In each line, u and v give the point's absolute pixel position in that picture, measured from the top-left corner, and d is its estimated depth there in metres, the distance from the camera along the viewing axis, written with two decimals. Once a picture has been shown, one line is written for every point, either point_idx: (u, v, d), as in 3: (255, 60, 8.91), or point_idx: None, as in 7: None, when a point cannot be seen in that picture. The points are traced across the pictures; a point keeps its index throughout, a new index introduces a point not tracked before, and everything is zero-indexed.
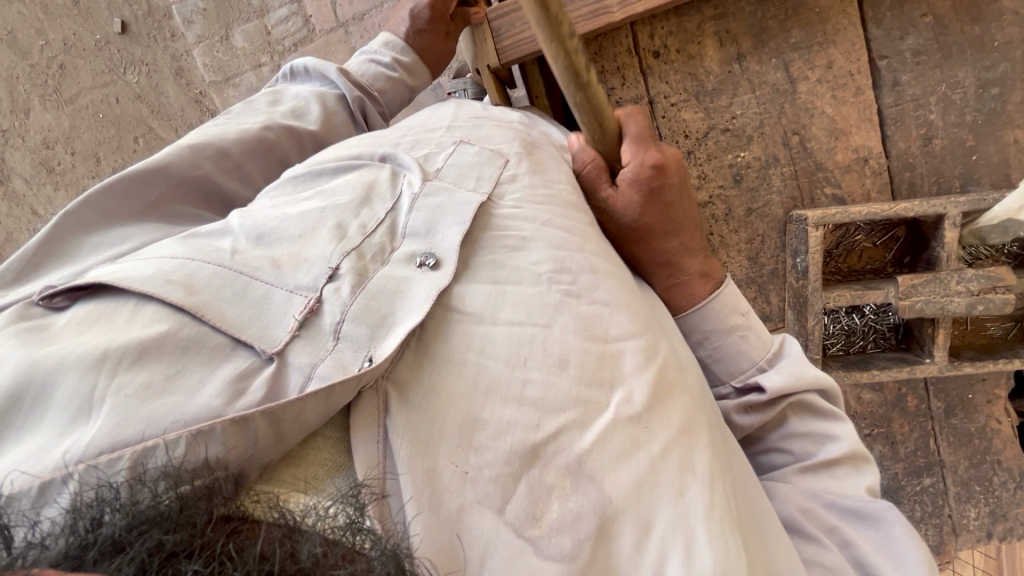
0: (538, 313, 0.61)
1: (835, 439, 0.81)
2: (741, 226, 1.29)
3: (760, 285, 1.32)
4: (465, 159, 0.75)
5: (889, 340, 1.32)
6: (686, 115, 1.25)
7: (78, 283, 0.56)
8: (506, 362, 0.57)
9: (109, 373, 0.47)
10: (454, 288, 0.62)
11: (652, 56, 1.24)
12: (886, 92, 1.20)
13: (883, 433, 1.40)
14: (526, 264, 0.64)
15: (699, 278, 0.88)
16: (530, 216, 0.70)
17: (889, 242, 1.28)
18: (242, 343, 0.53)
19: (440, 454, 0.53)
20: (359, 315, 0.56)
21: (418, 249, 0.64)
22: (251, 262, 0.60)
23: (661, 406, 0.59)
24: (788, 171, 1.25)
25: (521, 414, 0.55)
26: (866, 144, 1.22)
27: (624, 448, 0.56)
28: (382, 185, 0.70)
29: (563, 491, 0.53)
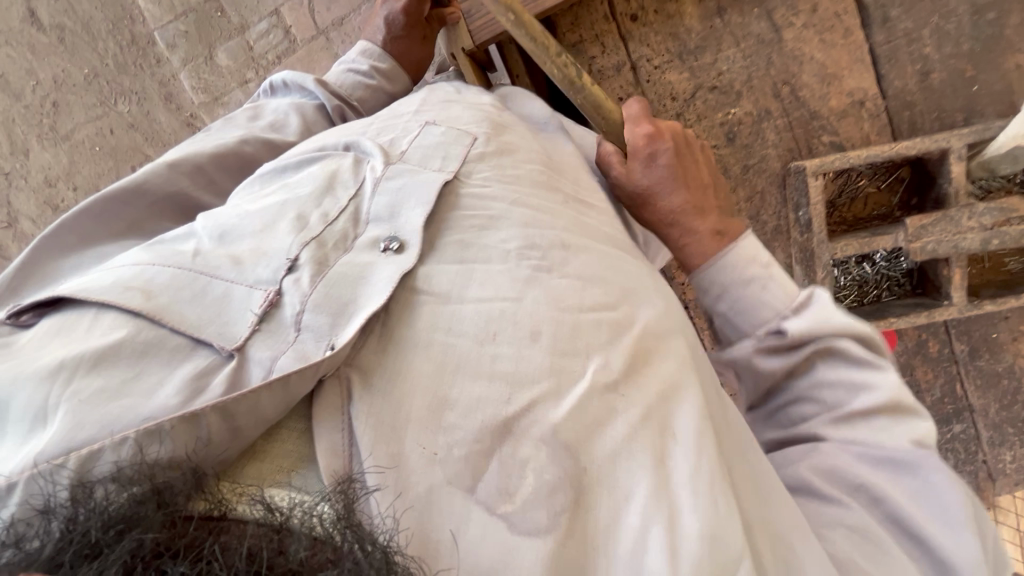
0: (507, 289, 0.59)
1: (869, 391, 0.73)
2: (739, 185, 1.26)
3: (764, 243, 1.29)
4: (431, 140, 0.73)
5: (904, 287, 1.28)
6: (670, 77, 1.22)
7: (42, 298, 0.54)
8: (475, 339, 0.55)
9: (65, 381, 0.45)
10: (419, 270, 0.60)
11: (630, 20, 1.21)
12: (877, 31, 1.15)
13: (907, 383, 1.36)
14: (493, 243, 0.63)
15: (711, 236, 0.87)
16: (496, 195, 0.68)
17: (895, 184, 1.23)
18: (201, 342, 0.51)
19: (407, 437, 0.51)
20: (320, 304, 0.54)
21: (381, 235, 0.62)
22: (213, 262, 0.58)
23: (639, 373, 0.58)
24: (781, 123, 1.21)
25: (491, 390, 0.53)
26: (860, 87, 1.18)
27: (601, 415, 0.54)
28: (345, 175, 0.68)
29: (538, 463, 0.52)
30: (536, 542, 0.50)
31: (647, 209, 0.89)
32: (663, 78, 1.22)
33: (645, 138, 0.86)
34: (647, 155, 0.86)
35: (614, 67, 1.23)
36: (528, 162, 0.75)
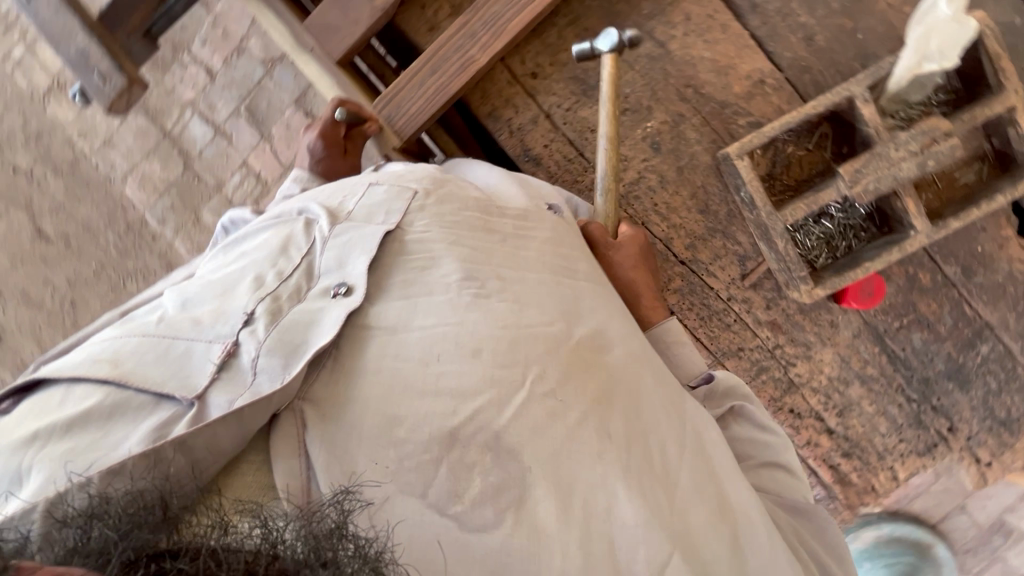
0: (449, 316, 0.72)
1: (769, 445, 0.95)
2: (679, 187, 1.32)
3: (723, 230, 1.32)
4: (376, 198, 0.84)
5: (871, 230, 1.28)
6: (581, 113, 1.32)
7: (18, 386, 0.65)
8: (420, 362, 0.69)
9: (52, 440, 0.58)
10: (368, 309, 0.73)
11: (531, 77, 1.32)
12: (751, 16, 1.26)
13: (916, 320, 1.33)
14: (435, 279, 0.76)
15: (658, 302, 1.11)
16: (438, 237, 0.80)
17: (823, 139, 1.26)
18: (164, 397, 0.62)
19: (360, 454, 0.64)
20: (274, 348, 0.66)
21: (331, 283, 0.74)
22: (175, 326, 0.69)
23: (575, 379, 0.74)
24: (697, 121, 1.29)
25: (439, 403, 0.67)
26: (755, 68, 1.26)
27: (540, 420, 0.69)
28: (297, 237, 0.79)
29: (484, 466, 0.66)
30: (484, 536, 0.64)
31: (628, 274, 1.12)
32: (578, 116, 1.32)
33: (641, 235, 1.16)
34: (639, 243, 1.15)
35: (531, 119, 1.33)
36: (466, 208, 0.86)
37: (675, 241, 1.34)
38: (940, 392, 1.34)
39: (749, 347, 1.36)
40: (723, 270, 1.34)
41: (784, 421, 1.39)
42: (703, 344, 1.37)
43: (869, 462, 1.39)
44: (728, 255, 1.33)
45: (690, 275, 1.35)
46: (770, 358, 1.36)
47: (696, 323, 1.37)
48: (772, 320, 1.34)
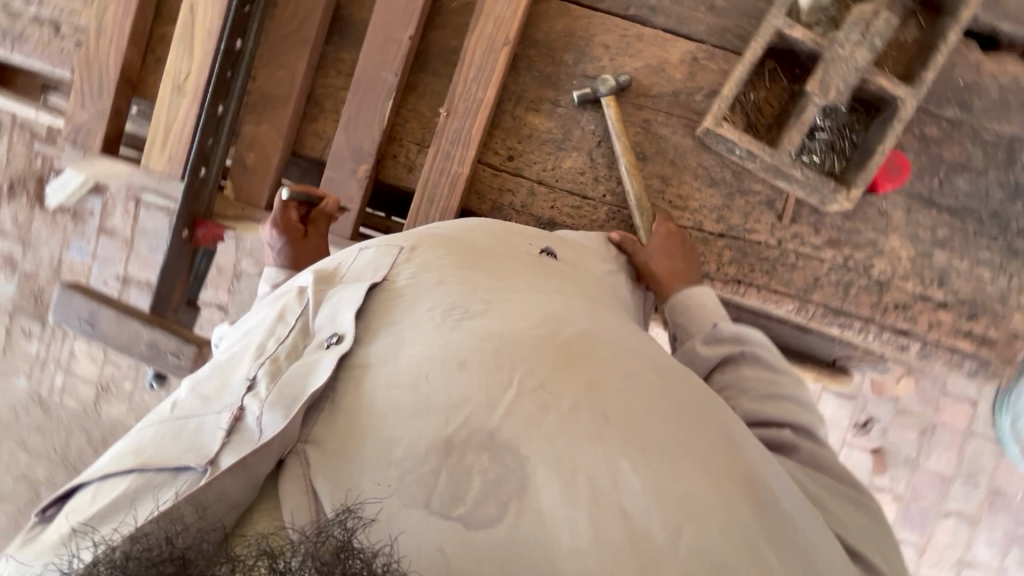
0: (435, 338, 0.79)
1: (783, 380, 1.00)
2: (680, 175, 1.40)
3: (738, 189, 1.39)
4: (365, 260, 0.94)
5: (862, 118, 1.34)
6: (566, 165, 1.42)
7: (58, 493, 0.74)
8: (410, 387, 0.74)
9: (92, 528, 0.68)
10: (358, 350, 0.80)
11: (509, 160, 1.43)
12: (655, 17, 1.39)
13: (950, 168, 1.36)
14: (418, 314, 0.83)
15: (680, 274, 1.26)
16: (422, 279, 0.88)
17: (774, 72, 1.35)
18: (182, 468, 0.71)
19: (363, 479, 0.69)
20: (276, 403, 0.74)
21: (324, 336, 0.82)
22: (188, 407, 0.78)
23: (575, 366, 0.78)
24: (662, 117, 1.40)
25: (430, 418, 0.72)
26: (684, 52, 1.39)
27: (537, 409, 0.73)
28: (290, 299, 0.88)
29: (482, 463, 0.70)
30: (490, 531, 0.66)
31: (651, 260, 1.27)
32: (564, 168, 1.42)
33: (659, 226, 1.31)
34: (660, 233, 1.30)
35: (528, 193, 1.43)
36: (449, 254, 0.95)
37: (705, 220, 1.40)
38: (1016, 215, 1.35)
39: (825, 274, 1.38)
40: (761, 221, 1.39)
41: (898, 318, 1.37)
42: (784, 293, 1.39)
43: (997, 310, 1.35)
44: (756, 206, 1.39)
45: (735, 240, 1.39)
46: (848, 271, 1.38)
47: (766, 278, 1.39)
48: (828, 239, 1.38)
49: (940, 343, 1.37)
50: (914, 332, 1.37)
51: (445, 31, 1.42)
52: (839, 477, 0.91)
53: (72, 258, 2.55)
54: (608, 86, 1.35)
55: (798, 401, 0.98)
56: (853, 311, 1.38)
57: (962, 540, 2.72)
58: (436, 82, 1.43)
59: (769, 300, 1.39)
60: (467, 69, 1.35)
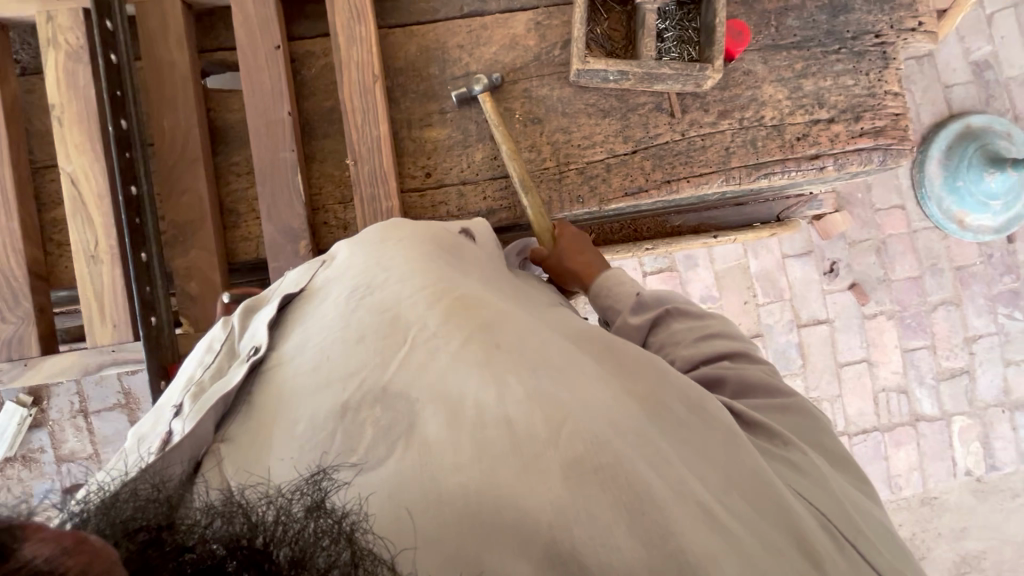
0: (335, 324, 0.86)
1: (707, 324, 1.11)
2: (577, 119, 1.52)
3: (628, 108, 1.52)
4: (290, 279, 1.07)
5: (691, 7, 1.52)
6: (478, 157, 1.51)
7: None
8: (314, 369, 0.81)
9: None
10: (271, 354, 0.88)
11: (428, 177, 1.50)
12: (489, 5, 1.53)
13: (778, 13, 1.56)
14: (324, 311, 0.91)
15: (589, 266, 1.37)
16: (330, 283, 0.97)
17: (606, 4, 1.50)
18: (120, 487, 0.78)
19: (271, 458, 0.74)
20: (195, 411, 0.82)
21: (245, 352, 0.92)
22: (136, 440, 0.88)
23: (472, 309, 0.85)
24: (536, 80, 1.52)
25: (330, 387, 0.78)
26: (526, 21, 1.53)
27: (436, 350, 0.79)
28: (217, 335, 1.01)
29: (375, 408, 0.75)
30: (379, 469, 0.70)
31: (560, 259, 1.40)
32: (478, 160, 1.51)
33: (566, 231, 1.44)
34: (567, 236, 1.42)
35: (458, 196, 1.50)
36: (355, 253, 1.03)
37: (615, 145, 1.52)
38: (845, 25, 1.56)
39: (731, 141, 1.53)
40: (660, 124, 1.52)
41: (805, 147, 1.53)
42: (708, 172, 1.52)
43: (872, 104, 1.55)
44: (649, 114, 1.53)
45: (648, 149, 1.52)
46: (748, 130, 1.53)
47: (688, 167, 1.52)
48: (719, 112, 1.53)
49: (847, 151, 1.54)
50: (823, 152, 1.54)
51: (316, 96, 1.50)
52: (770, 392, 0.99)
53: None
54: (482, 84, 1.46)
55: (726, 337, 1.08)
56: (769, 159, 1.53)
57: (958, 323, 3.06)
58: (330, 142, 1.49)
59: (701, 184, 1.52)
60: (353, 116, 1.42)
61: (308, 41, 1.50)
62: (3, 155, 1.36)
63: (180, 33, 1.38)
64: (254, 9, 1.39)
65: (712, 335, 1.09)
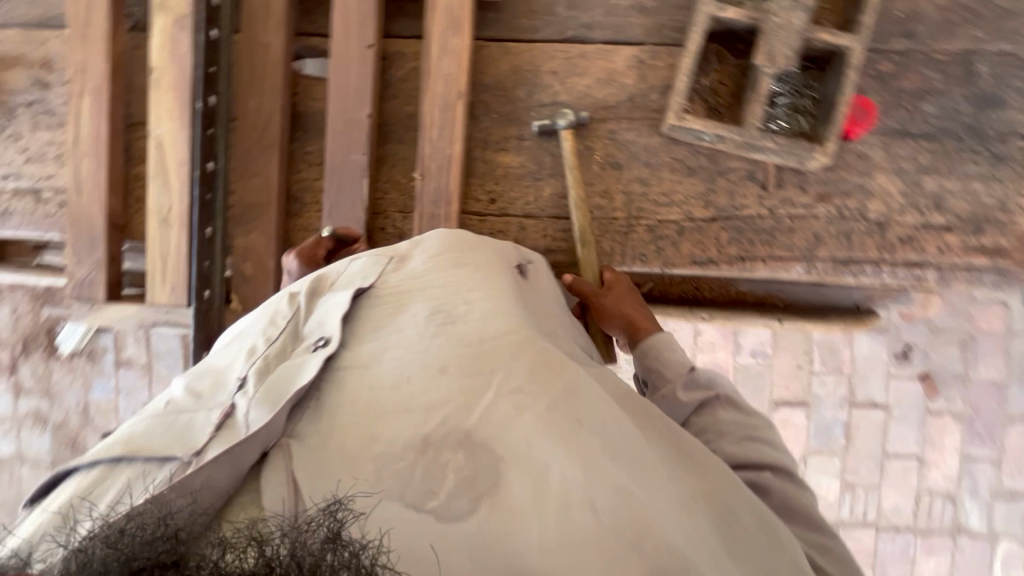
0: (417, 346, 0.85)
1: (759, 424, 1.02)
2: (659, 173, 1.42)
3: (718, 171, 1.41)
4: (356, 266, 1.05)
5: (816, 74, 1.37)
6: (547, 193, 1.45)
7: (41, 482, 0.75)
8: (391, 387, 0.80)
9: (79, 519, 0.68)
10: (344, 352, 0.86)
11: (491, 204, 1.45)
12: (593, 33, 1.44)
13: (914, 96, 1.38)
14: (404, 322, 0.90)
15: (638, 321, 1.28)
16: (405, 292, 0.97)
17: (720, 54, 1.38)
18: (168, 457, 0.74)
19: (346, 473, 0.72)
20: (263, 399, 0.78)
21: (312, 341, 0.88)
22: (178, 404, 0.82)
23: (549, 369, 0.84)
24: (625, 123, 1.43)
25: (412, 414, 0.77)
26: (628, 58, 1.43)
27: (517, 404, 0.78)
28: (281, 306, 0.98)
29: (457, 456, 0.73)
30: (461, 523, 0.68)
31: (608, 304, 1.30)
32: (546, 196, 1.45)
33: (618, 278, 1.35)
34: (620, 284, 1.33)
35: (518, 229, 1.45)
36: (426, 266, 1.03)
37: (694, 209, 1.41)
38: (991, 123, 1.36)
39: (823, 229, 1.39)
40: (747, 196, 1.40)
41: (908, 252, 1.37)
42: (789, 257, 1.40)
43: (999, 219, 1.36)
44: (739, 182, 1.40)
45: (728, 220, 1.41)
46: (845, 220, 1.39)
47: (768, 248, 1.40)
48: (818, 195, 1.39)
49: (955, 266, 1.37)
50: (927, 261, 1.37)
51: (399, 99, 1.47)
52: (811, 525, 0.92)
53: (98, 398, 2.42)
54: (568, 120, 1.38)
55: (775, 445, 0.99)
56: (862, 257, 1.39)
57: None
58: (403, 148, 1.47)
59: (778, 268, 1.40)
60: (430, 130, 1.38)
61: (402, 42, 1.46)
62: (102, 109, 1.42)
63: (280, 18, 1.38)
64: (355, 3, 1.37)
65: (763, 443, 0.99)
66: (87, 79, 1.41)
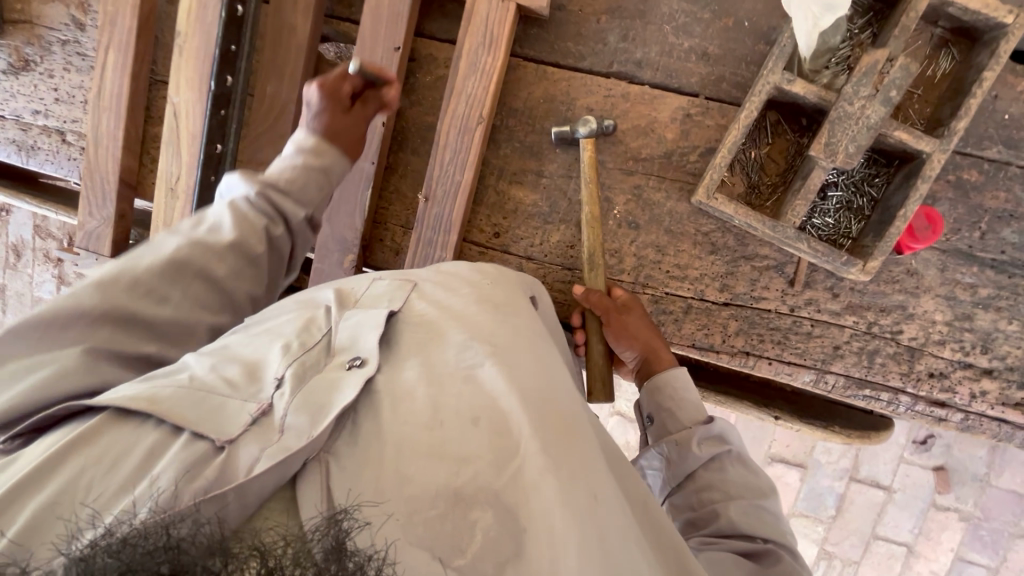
0: (449, 387, 0.74)
1: (763, 488, 0.99)
2: (679, 244, 1.30)
3: (744, 254, 1.28)
4: (381, 286, 0.93)
5: (883, 171, 1.19)
6: (554, 239, 1.35)
7: (51, 416, 0.68)
8: (421, 425, 0.70)
9: (88, 493, 0.59)
10: (377, 371, 0.75)
11: (494, 238, 1.38)
12: (642, 72, 1.28)
13: (993, 217, 1.19)
14: (439, 351, 0.79)
15: (655, 351, 1.20)
16: (441, 312, 0.86)
17: (777, 125, 1.22)
18: (200, 435, 0.65)
19: (379, 506, 0.63)
20: (301, 406, 0.69)
21: (345, 358, 0.76)
22: (208, 382, 0.72)
23: (572, 443, 0.72)
24: (654, 180, 1.30)
25: (440, 462, 0.66)
26: (675, 108, 1.28)
27: (551, 469, 0.67)
28: (318, 314, 0.86)
29: (484, 519, 0.63)
30: None
31: (627, 329, 1.21)
32: (552, 242, 1.35)
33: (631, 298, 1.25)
34: (635, 306, 1.24)
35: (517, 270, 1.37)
36: (462, 290, 0.92)
37: (707, 290, 1.30)
38: None
39: (845, 342, 1.26)
40: (769, 289, 1.27)
41: (934, 389, 1.23)
42: (798, 363, 1.28)
43: None
44: (763, 271, 1.27)
45: (742, 309, 1.29)
46: (872, 338, 1.25)
47: (778, 348, 1.29)
48: (848, 304, 1.25)
49: (985, 415, 1.23)
50: (954, 402, 1.23)
51: (422, 106, 1.37)
52: None
53: None
54: (588, 127, 1.22)
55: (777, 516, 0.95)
56: (879, 381, 1.26)
57: None
58: (417, 160, 1.39)
59: (783, 372, 1.29)
60: (443, 151, 1.29)
61: (435, 44, 1.35)
62: (125, 65, 1.39)
63: (310, 1, 1.29)
64: None
65: (765, 510, 0.95)
66: (115, 32, 1.38)
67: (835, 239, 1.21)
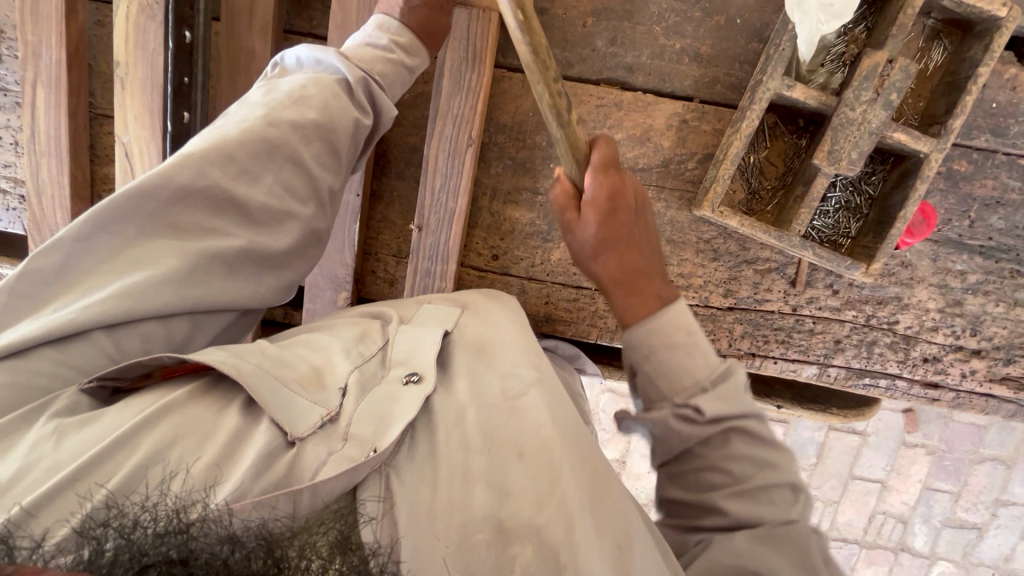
0: (497, 416, 0.75)
1: (777, 467, 0.81)
2: (681, 253, 1.29)
3: (746, 258, 1.27)
4: (433, 311, 0.93)
5: (879, 169, 1.20)
6: (556, 257, 1.32)
7: (129, 368, 0.69)
8: (474, 451, 0.71)
9: (171, 461, 0.61)
10: (435, 395, 0.76)
11: (493, 260, 1.34)
12: (632, 76, 1.22)
13: (982, 205, 1.21)
14: (487, 380, 0.80)
15: (642, 291, 0.95)
16: (488, 344, 0.86)
17: (775, 128, 1.20)
18: (277, 424, 0.66)
19: (430, 532, 0.64)
20: (363, 417, 0.70)
21: (403, 372, 0.77)
22: (277, 368, 0.73)
23: (606, 485, 0.71)
24: (653, 190, 1.27)
25: (488, 491, 0.67)
26: (669, 115, 1.23)
27: (590, 510, 0.67)
28: (375, 330, 0.87)
29: (525, 554, 0.64)
30: None
31: (603, 258, 0.96)
32: (554, 260, 1.32)
33: (604, 193, 0.92)
34: (602, 208, 0.93)
35: (520, 291, 1.35)
36: (507, 318, 0.92)
37: (711, 296, 1.30)
38: None
39: (845, 335, 1.30)
40: (772, 290, 1.29)
41: (928, 372, 1.30)
42: (801, 359, 1.32)
43: None
44: (765, 273, 1.28)
45: (745, 312, 1.31)
46: (871, 330, 1.29)
47: (782, 346, 1.32)
48: (847, 299, 1.28)
49: (974, 392, 1.30)
50: (947, 383, 1.30)
51: (402, 126, 1.28)
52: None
53: None
54: None
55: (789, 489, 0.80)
56: (878, 369, 1.31)
57: (998, 483, 2.60)
58: (403, 186, 1.31)
59: (788, 368, 1.33)
60: (433, 177, 1.21)
61: None
62: (60, 103, 1.23)
63: (268, 20, 1.16)
64: (358, 15, 1.15)
65: (771, 499, 0.79)
66: (40, 64, 1.21)
67: (835, 239, 1.23)
